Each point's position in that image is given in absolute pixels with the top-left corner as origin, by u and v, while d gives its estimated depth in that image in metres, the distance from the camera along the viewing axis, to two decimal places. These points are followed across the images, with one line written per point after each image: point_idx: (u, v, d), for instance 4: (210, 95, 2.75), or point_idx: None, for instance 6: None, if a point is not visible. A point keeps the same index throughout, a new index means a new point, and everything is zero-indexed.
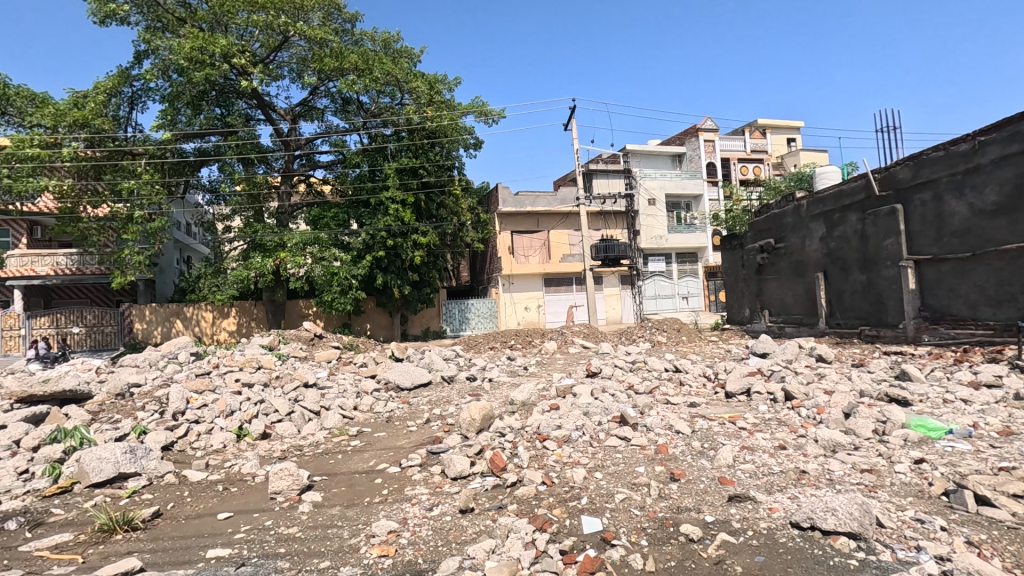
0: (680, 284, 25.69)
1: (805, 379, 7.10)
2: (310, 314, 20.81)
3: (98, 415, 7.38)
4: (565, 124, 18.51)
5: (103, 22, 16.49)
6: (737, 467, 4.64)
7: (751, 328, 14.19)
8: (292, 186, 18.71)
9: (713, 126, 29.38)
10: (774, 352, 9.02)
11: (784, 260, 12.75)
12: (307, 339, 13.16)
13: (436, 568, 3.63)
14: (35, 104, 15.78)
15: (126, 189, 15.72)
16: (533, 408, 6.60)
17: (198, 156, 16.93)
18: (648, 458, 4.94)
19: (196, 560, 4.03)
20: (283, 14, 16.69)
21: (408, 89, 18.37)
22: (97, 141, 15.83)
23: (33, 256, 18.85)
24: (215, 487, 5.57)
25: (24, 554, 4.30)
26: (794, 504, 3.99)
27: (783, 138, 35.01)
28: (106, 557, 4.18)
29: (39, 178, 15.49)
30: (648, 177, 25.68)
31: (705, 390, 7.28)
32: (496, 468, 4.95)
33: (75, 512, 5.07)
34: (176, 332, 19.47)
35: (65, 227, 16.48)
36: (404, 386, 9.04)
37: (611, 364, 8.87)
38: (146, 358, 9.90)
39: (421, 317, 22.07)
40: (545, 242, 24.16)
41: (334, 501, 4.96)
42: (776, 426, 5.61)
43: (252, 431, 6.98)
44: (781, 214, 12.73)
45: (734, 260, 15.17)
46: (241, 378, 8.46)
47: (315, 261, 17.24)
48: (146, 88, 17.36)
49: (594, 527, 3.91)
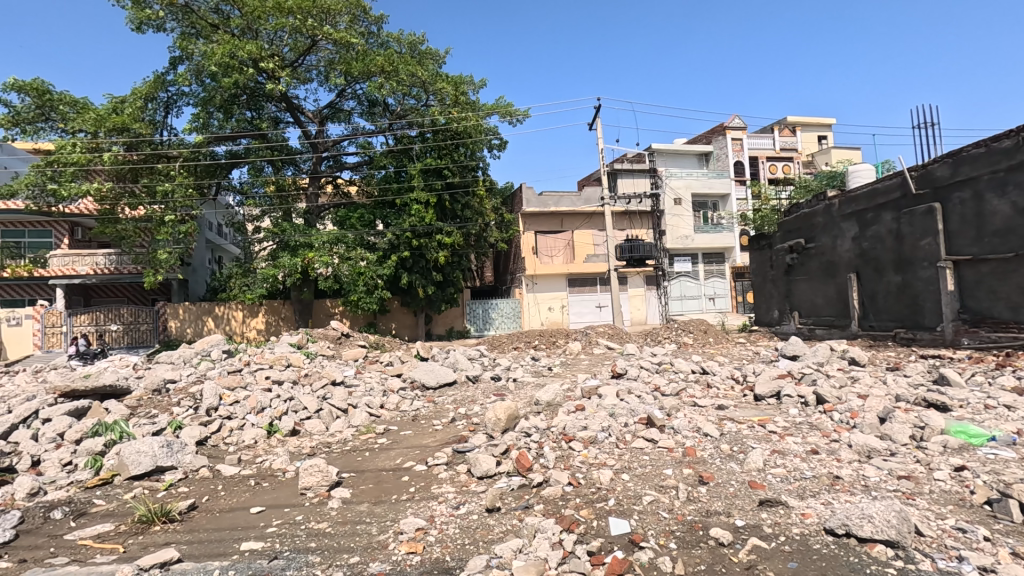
0: (707, 284, 25.35)
1: (838, 382, 6.94)
2: (337, 313, 21.19)
3: (136, 409, 7.62)
4: (589, 124, 18.38)
5: (140, 29, 17.04)
6: (768, 471, 4.55)
7: (780, 330, 13.91)
8: (319, 187, 19.08)
9: (740, 124, 28.83)
10: (804, 354, 8.83)
11: (814, 260, 12.47)
12: (334, 337, 13.36)
13: (464, 567, 3.66)
14: (77, 110, 16.38)
15: (161, 191, 16.20)
16: (559, 409, 6.61)
17: (229, 158, 17.37)
18: (676, 460, 4.89)
19: (231, 552, 4.14)
20: (311, 18, 16.98)
21: (433, 91, 18.54)
22: (134, 145, 16.45)
23: (73, 256, 19.67)
24: (247, 482, 5.70)
25: (69, 543, 4.48)
26: (828, 510, 3.90)
27: (814, 135, 34.17)
28: (145, 547, 4.32)
29: (80, 181, 16.09)
30: (675, 177, 25.34)
31: (734, 392, 7.19)
32: (522, 468, 4.95)
33: (116, 503, 5.26)
34: (208, 330, 20.07)
35: (104, 228, 17.05)
36: (430, 385, 9.12)
37: (637, 365, 8.81)
38: (180, 355, 10.16)
39: (445, 317, 22.27)
40: (569, 242, 24.08)
41: (362, 498, 5.04)
42: (808, 430, 5.49)
43: (282, 427, 7.13)
44: (812, 214, 12.46)
45: (762, 260, 14.89)
46: (272, 375, 8.66)
47: (342, 260, 17.51)
48: (180, 92, 17.91)
49: (622, 528, 3.88)
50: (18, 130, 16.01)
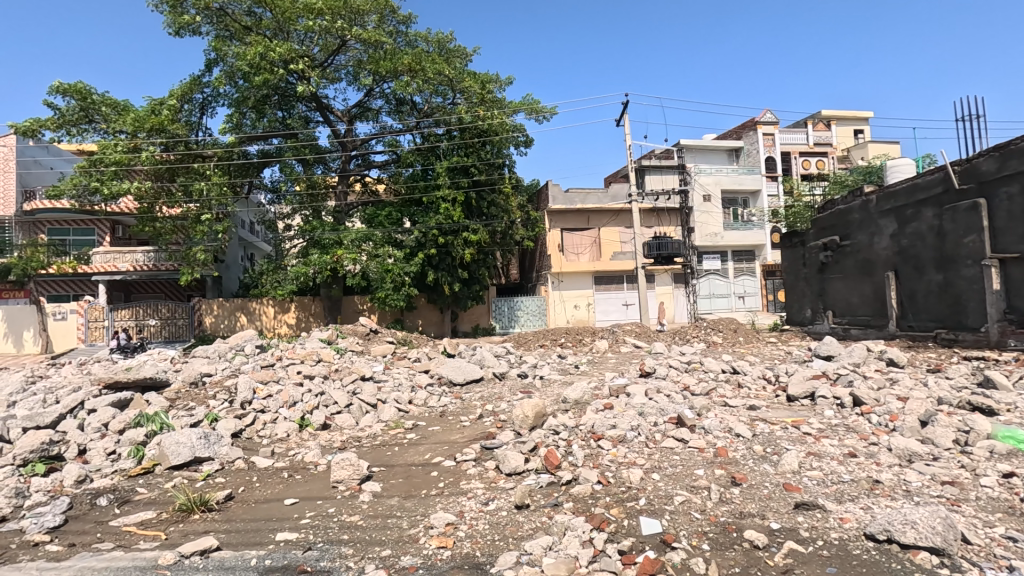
0: (736, 282, 24.91)
1: (876, 384, 6.74)
2: (365, 310, 21.54)
3: (175, 402, 7.87)
4: (616, 120, 18.17)
5: (178, 33, 17.53)
6: (803, 473, 4.44)
7: (813, 330, 13.55)
8: (348, 185, 19.38)
9: (773, 118, 28.12)
10: (839, 354, 8.58)
11: (849, 258, 12.12)
12: (363, 333, 13.56)
13: (494, 562, 3.69)
14: (118, 112, 16.98)
15: (197, 190, 16.65)
16: (586, 407, 6.57)
17: (261, 157, 17.72)
18: (708, 460, 4.82)
19: (267, 542, 4.25)
20: (341, 19, 17.20)
21: (460, 89, 18.55)
22: (171, 145, 16.99)
23: (115, 253, 20.50)
24: (281, 474, 5.84)
25: (114, 529, 4.66)
26: (868, 515, 3.80)
27: (850, 129, 33.14)
28: (186, 535, 4.47)
29: (122, 180, 16.66)
30: (704, 173, 24.91)
31: (765, 393, 7.05)
32: (550, 466, 4.93)
33: (157, 492, 5.45)
34: (241, 325, 20.67)
35: (143, 227, 17.62)
36: (457, 381, 9.19)
37: (666, 364, 8.69)
38: (216, 350, 10.45)
39: (470, 314, 22.41)
40: (595, 239, 23.92)
41: (392, 492, 5.11)
42: (844, 432, 5.34)
43: (314, 421, 7.27)
44: (847, 210, 12.10)
45: (794, 257, 14.52)
46: (303, 371, 8.85)
47: (370, 258, 17.75)
48: (215, 93, 18.37)
49: (654, 528, 3.84)
50: (63, 132, 16.61)
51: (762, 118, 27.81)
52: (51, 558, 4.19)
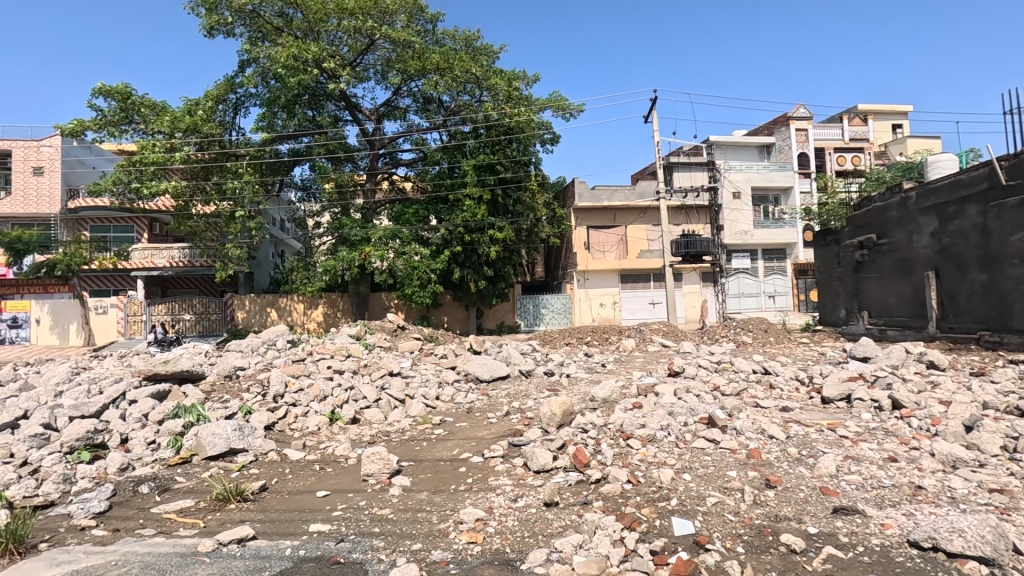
0: (767, 282, 24.41)
1: (916, 387, 6.52)
2: (392, 306, 21.81)
3: (210, 394, 8.08)
4: (645, 117, 17.93)
5: (211, 34, 17.93)
6: (841, 477, 4.32)
7: (848, 330, 13.16)
8: (376, 183, 19.61)
9: (806, 114, 27.40)
10: (876, 356, 8.32)
11: (887, 257, 11.75)
12: (390, 329, 13.72)
13: (524, 559, 3.69)
14: (156, 113, 17.49)
15: (230, 188, 17.10)
16: (615, 406, 6.53)
17: (292, 156, 18.10)
18: (740, 462, 4.72)
19: (301, 532, 4.33)
20: (370, 19, 17.42)
21: (487, 86, 18.51)
22: (205, 144, 17.45)
23: (152, 250, 21.20)
24: (313, 466, 5.95)
25: (155, 516, 4.81)
26: (911, 521, 3.68)
27: (887, 124, 32.11)
28: (223, 523, 4.59)
29: (159, 180, 17.18)
30: (734, 169, 24.42)
31: (799, 394, 6.89)
32: (579, 464, 4.90)
33: (195, 481, 5.62)
34: (271, 321, 21.15)
35: (179, 224, 18.20)
36: (483, 378, 9.21)
37: (695, 364, 8.55)
38: (249, 344, 10.71)
39: (495, 311, 22.48)
40: (622, 237, 23.71)
41: (422, 486, 5.15)
42: (883, 436, 5.18)
43: (344, 415, 7.40)
44: (885, 208, 11.73)
45: (827, 256, 14.14)
46: (333, 366, 9.01)
47: (397, 255, 17.99)
48: (248, 94, 18.78)
49: (686, 529, 3.79)
50: (104, 132, 17.13)
51: (795, 113, 27.11)
52: (97, 542, 4.35)
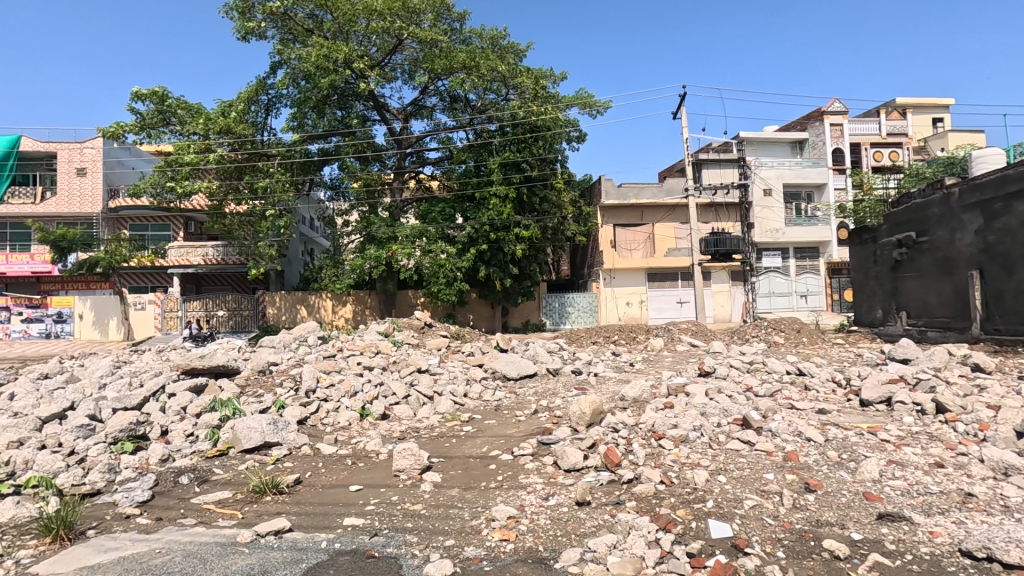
0: (798, 281, 23.87)
1: (961, 391, 6.26)
2: (419, 304, 21.99)
3: (245, 389, 8.27)
4: (673, 112, 17.65)
5: (246, 38, 18.33)
6: (885, 483, 4.18)
7: (884, 331, 12.75)
8: (403, 182, 19.82)
9: (842, 108, 26.61)
10: (917, 357, 8.04)
11: (926, 256, 11.34)
12: (418, 327, 13.83)
13: (557, 558, 3.68)
14: (192, 114, 17.96)
15: (261, 187, 17.50)
16: (646, 406, 6.45)
17: (321, 156, 18.47)
18: (777, 464, 4.61)
19: (336, 526, 4.39)
20: (398, 19, 17.57)
21: (514, 84, 18.44)
22: (238, 144, 17.85)
23: (187, 248, 21.75)
24: (345, 461, 6.04)
25: (195, 506, 4.94)
26: (961, 530, 3.56)
27: (928, 118, 30.96)
28: (261, 515, 4.69)
29: (194, 180, 17.62)
30: (764, 166, 23.93)
31: (835, 396, 6.70)
32: (610, 463, 4.85)
33: (232, 473, 5.75)
34: (301, 317, 21.48)
35: (214, 223, 18.70)
36: (510, 376, 9.20)
37: (726, 364, 8.40)
38: (282, 340, 10.92)
39: (521, 309, 22.43)
40: (649, 235, 23.41)
41: (452, 483, 5.18)
42: (927, 440, 5.00)
43: (374, 411, 7.50)
44: (926, 205, 11.31)
45: (863, 255, 13.72)
46: (363, 362, 9.13)
47: (424, 253, 18.15)
48: (279, 95, 19.15)
49: (724, 531, 3.72)
50: (143, 134, 17.65)
51: (830, 107, 26.33)
52: (142, 530, 4.49)
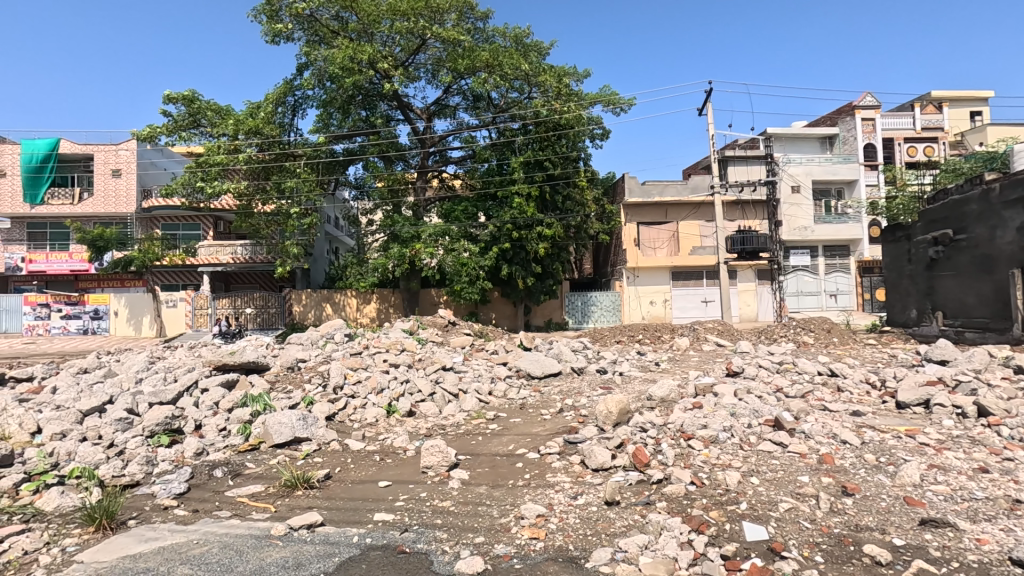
0: (827, 280, 23.34)
1: (1005, 394, 6.04)
2: (441, 302, 22.10)
3: (275, 384, 8.42)
4: (699, 109, 17.39)
5: (273, 40, 18.64)
6: (927, 488, 4.06)
7: (919, 331, 12.38)
8: (426, 181, 19.98)
9: (874, 102, 25.89)
10: (955, 359, 7.78)
11: (964, 254, 10.98)
12: (442, 324, 13.91)
13: (588, 557, 3.66)
14: (221, 116, 18.34)
15: (289, 187, 17.79)
16: (674, 406, 6.37)
17: (346, 156, 18.74)
18: (811, 467, 4.51)
19: (366, 521, 4.44)
20: (421, 19, 17.67)
21: (537, 83, 18.39)
22: (266, 145, 18.16)
23: (217, 247, 22.24)
24: (372, 457, 6.10)
25: (229, 499, 5.05)
26: (1011, 538, 3.43)
27: (965, 111, 29.92)
28: (293, 509, 4.77)
29: (223, 180, 17.96)
30: (793, 163, 23.41)
31: (870, 398, 6.52)
32: (639, 463, 4.80)
33: (265, 467, 5.87)
34: (327, 315, 21.78)
35: (242, 223, 19.07)
36: (535, 375, 9.19)
37: (755, 364, 8.24)
38: (309, 337, 11.09)
39: (544, 308, 22.38)
40: (674, 233, 23.12)
41: (480, 480, 5.19)
42: (969, 445, 4.83)
43: (400, 408, 7.57)
44: (963, 201, 10.94)
45: (896, 253, 13.34)
46: (389, 359, 9.22)
47: (447, 252, 18.22)
48: (305, 96, 19.44)
49: (759, 534, 3.65)
50: (175, 135, 18.04)
51: (861, 101, 25.63)
52: (179, 521, 4.61)
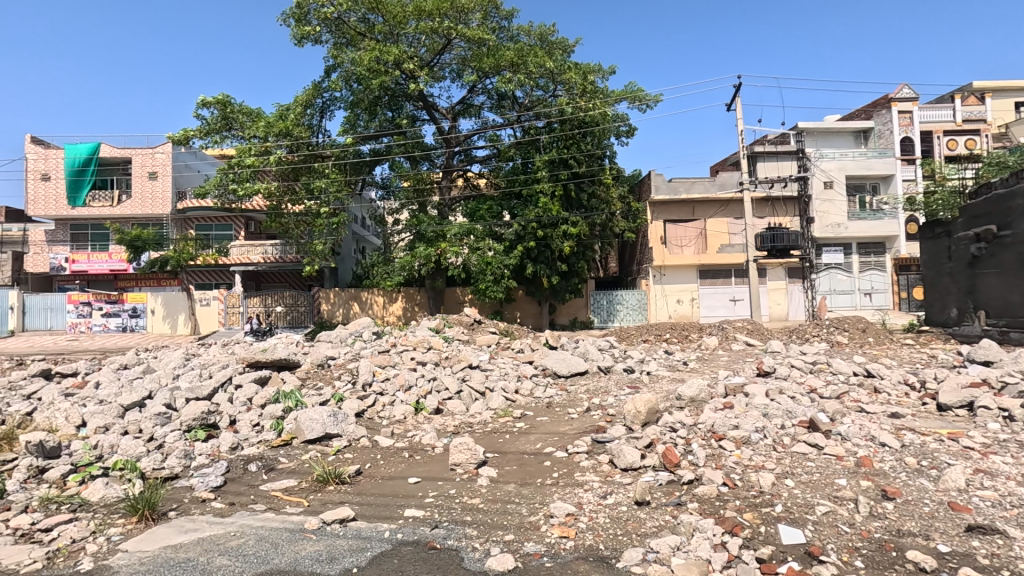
0: (862, 278, 22.66)
1: None
2: (466, 301, 22.20)
3: (306, 381, 8.59)
4: (728, 104, 17.08)
5: (301, 43, 18.96)
6: (973, 493, 3.91)
7: (960, 331, 11.94)
8: (451, 180, 20.11)
9: (912, 93, 25.00)
10: (1000, 360, 7.46)
11: (1009, 251, 10.53)
12: (467, 323, 13.98)
13: (619, 557, 3.64)
14: (252, 119, 18.72)
15: (317, 188, 18.10)
16: (704, 406, 6.27)
17: (372, 156, 18.96)
18: (849, 470, 4.38)
19: (397, 516, 4.49)
20: (446, 19, 17.77)
21: (562, 80, 18.30)
22: (295, 147, 18.45)
23: (248, 247, 22.79)
24: (402, 454, 6.17)
25: (264, 492, 5.17)
26: None
27: (1009, 102, 28.67)
28: (325, 504, 4.85)
29: (254, 181, 18.35)
30: (826, 158, 22.82)
31: (909, 399, 6.31)
32: (669, 464, 4.74)
33: (297, 462, 5.99)
34: (354, 313, 22.12)
35: (272, 223, 19.46)
36: (561, 373, 9.17)
37: (787, 364, 8.06)
38: (338, 335, 11.28)
39: (569, 306, 22.29)
40: (701, 231, 22.74)
41: (508, 478, 5.20)
42: (1017, 449, 4.64)
43: (428, 405, 7.63)
44: (1008, 196, 10.48)
45: (936, 249, 12.87)
46: (416, 357, 9.31)
47: (471, 251, 18.24)
48: (333, 97, 19.74)
49: (795, 538, 3.57)
50: (208, 138, 18.52)
51: (898, 93, 24.78)
52: (217, 513, 4.74)
